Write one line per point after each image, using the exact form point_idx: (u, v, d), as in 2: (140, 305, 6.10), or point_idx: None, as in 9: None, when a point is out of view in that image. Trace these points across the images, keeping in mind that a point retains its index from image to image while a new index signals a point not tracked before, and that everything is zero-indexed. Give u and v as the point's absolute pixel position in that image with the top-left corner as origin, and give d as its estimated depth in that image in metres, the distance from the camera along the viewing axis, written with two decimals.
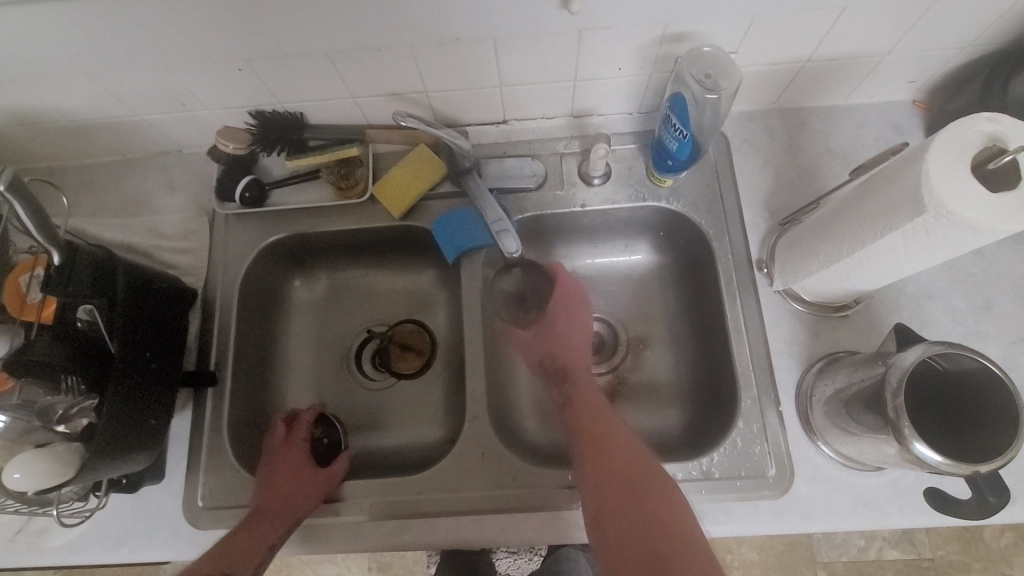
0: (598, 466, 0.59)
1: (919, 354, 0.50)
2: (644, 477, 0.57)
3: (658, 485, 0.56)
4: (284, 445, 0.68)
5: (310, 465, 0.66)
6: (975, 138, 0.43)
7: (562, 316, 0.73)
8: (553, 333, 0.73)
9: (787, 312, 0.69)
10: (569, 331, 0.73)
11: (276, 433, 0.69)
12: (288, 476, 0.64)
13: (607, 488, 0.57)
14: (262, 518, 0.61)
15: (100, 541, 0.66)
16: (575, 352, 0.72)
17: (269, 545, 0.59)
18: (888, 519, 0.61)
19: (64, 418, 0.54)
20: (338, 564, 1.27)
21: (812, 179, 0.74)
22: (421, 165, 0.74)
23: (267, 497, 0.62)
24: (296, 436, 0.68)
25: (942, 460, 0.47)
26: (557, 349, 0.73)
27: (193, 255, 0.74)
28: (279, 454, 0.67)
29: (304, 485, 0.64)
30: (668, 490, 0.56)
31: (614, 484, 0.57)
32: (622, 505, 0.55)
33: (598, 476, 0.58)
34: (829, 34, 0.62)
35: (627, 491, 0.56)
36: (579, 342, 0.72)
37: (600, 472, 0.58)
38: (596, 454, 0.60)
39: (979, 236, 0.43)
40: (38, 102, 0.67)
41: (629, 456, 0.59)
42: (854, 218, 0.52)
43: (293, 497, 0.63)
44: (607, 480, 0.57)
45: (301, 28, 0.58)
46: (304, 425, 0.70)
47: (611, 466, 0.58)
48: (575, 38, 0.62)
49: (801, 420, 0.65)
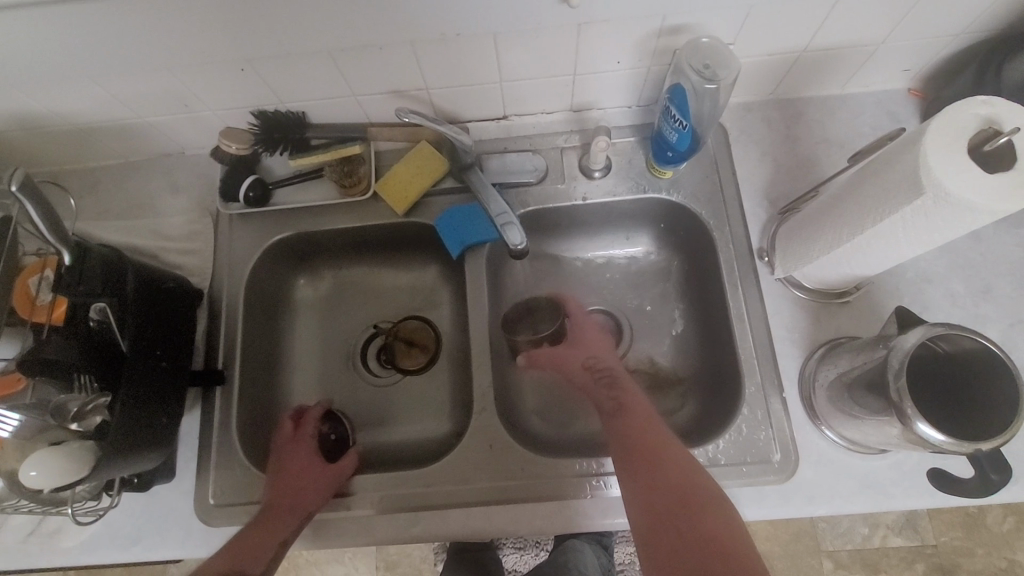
0: (648, 481, 0.55)
1: (920, 336, 0.51)
2: (696, 493, 0.54)
3: (709, 500, 0.53)
4: (294, 439, 0.68)
5: (319, 459, 0.67)
6: (971, 121, 0.44)
7: (587, 326, 0.73)
8: (584, 339, 0.72)
9: (789, 299, 0.70)
10: (594, 337, 0.72)
11: (284, 429, 0.69)
12: (297, 471, 0.65)
13: (660, 505, 0.53)
14: (274, 514, 0.61)
15: (113, 540, 0.66)
16: (608, 355, 0.70)
17: (281, 541, 0.60)
18: (892, 500, 0.62)
19: (77, 417, 0.53)
20: (346, 564, 1.27)
21: (809, 168, 0.75)
22: (423, 162, 0.75)
23: (277, 494, 0.62)
24: (304, 432, 0.69)
25: (944, 439, 0.48)
26: (594, 350, 0.70)
27: (199, 256, 0.75)
28: (289, 448, 0.67)
29: (315, 478, 0.65)
30: (719, 501, 0.53)
31: (667, 501, 0.53)
32: (675, 521, 0.52)
33: (648, 490, 0.54)
34: (824, 24, 0.63)
35: (678, 508, 0.53)
36: (607, 346, 0.71)
37: (649, 487, 0.55)
38: (644, 467, 0.56)
39: (975, 216, 0.44)
40: (44, 106, 0.68)
41: (681, 469, 0.55)
42: (854, 203, 0.53)
43: (304, 490, 0.63)
44: (657, 492, 0.54)
45: (305, 27, 0.59)
46: (312, 421, 0.70)
47: (662, 482, 0.55)
48: (574, 32, 0.62)
49: (803, 405, 0.66)
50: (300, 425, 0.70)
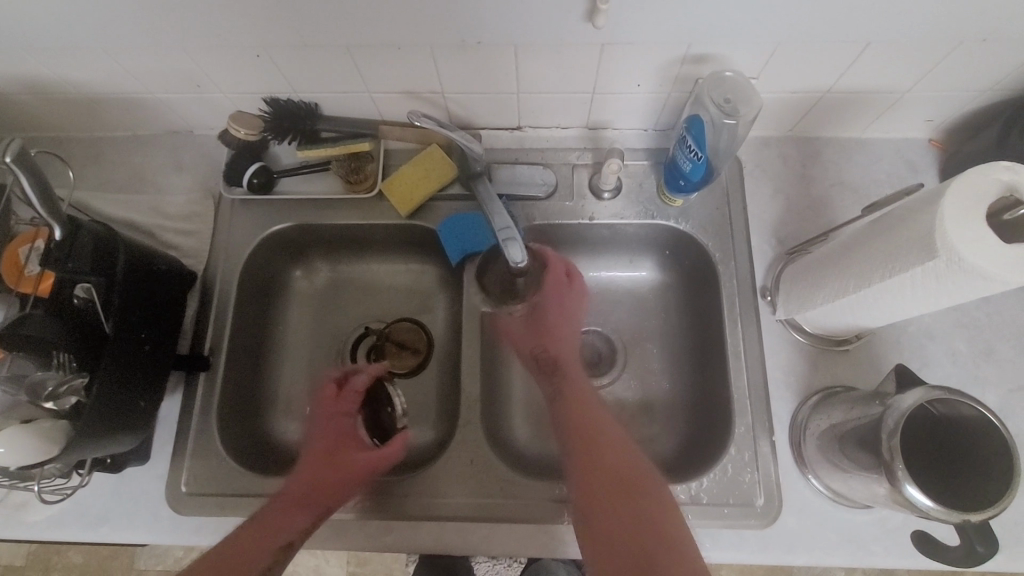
0: (588, 465, 0.60)
1: (918, 397, 0.50)
2: (632, 478, 0.58)
3: (645, 484, 0.58)
4: (333, 409, 0.68)
5: (352, 447, 0.66)
6: (993, 186, 0.43)
7: (555, 306, 0.72)
8: (544, 324, 0.72)
9: (788, 341, 0.69)
10: (559, 323, 0.72)
11: (326, 394, 0.69)
12: (324, 454, 0.65)
13: (597, 488, 0.58)
14: (289, 506, 0.60)
15: (80, 519, 0.65)
16: (562, 343, 0.72)
17: (286, 543, 0.58)
18: (873, 558, 0.61)
19: (52, 396, 0.53)
20: (317, 557, 1.26)
21: (821, 210, 0.74)
22: (432, 165, 0.74)
23: (300, 483, 0.62)
24: (339, 408, 0.68)
25: (932, 505, 0.47)
26: (547, 340, 0.72)
27: (196, 237, 0.74)
28: (324, 420, 0.68)
29: (342, 471, 0.64)
30: (659, 491, 0.57)
31: (603, 484, 0.58)
32: (609, 501, 0.57)
33: (584, 471, 0.60)
34: (852, 67, 0.62)
35: (621, 493, 0.57)
36: (568, 333, 0.72)
37: (586, 469, 0.60)
38: (581, 450, 0.61)
39: (986, 285, 0.43)
40: (53, 72, 0.67)
41: (616, 453, 0.60)
42: (863, 255, 0.52)
43: (329, 484, 0.63)
44: (597, 477, 0.59)
45: (323, 18, 0.58)
46: (354, 394, 0.69)
47: (601, 466, 0.59)
48: (597, 51, 0.61)
49: (793, 452, 0.65)
50: (340, 395, 0.69)
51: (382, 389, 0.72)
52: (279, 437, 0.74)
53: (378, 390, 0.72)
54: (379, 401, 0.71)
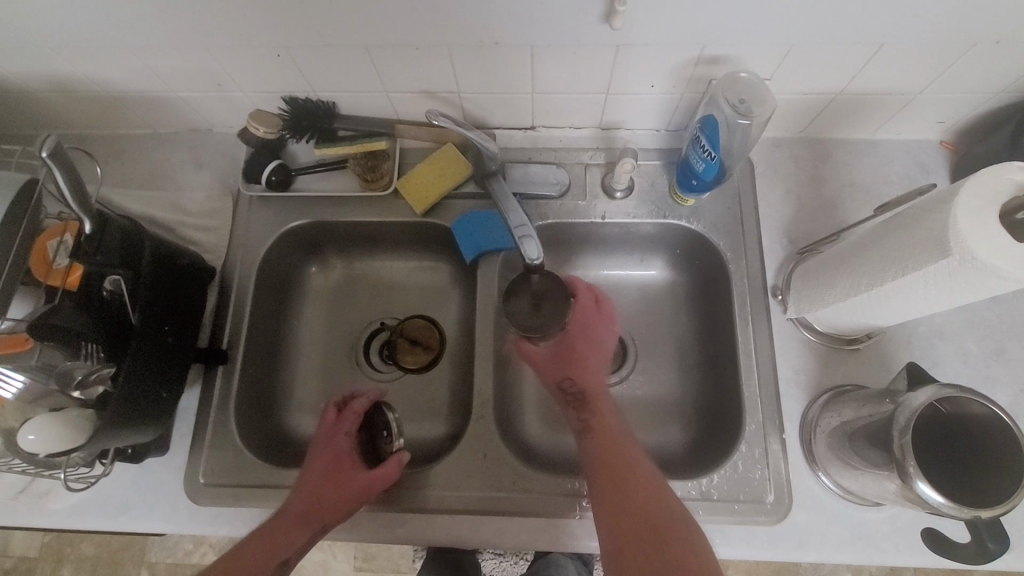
0: (613, 494, 0.56)
1: (930, 395, 0.50)
2: (662, 513, 0.54)
3: (673, 515, 0.54)
4: (332, 430, 0.65)
5: (351, 468, 0.63)
6: (1006, 185, 0.43)
7: (582, 335, 0.68)
8: (573, 354, 0.68)
9: (798, 340, 0.70)
10: (586, 350, 0.68)
11: (326, 416, 0.66)
12: (324, 475, 0.61)
13: (625, 524, 0.54)
14: (290, 524, 0.59)
15: (99, 508, 0.67)
16: (592, 375, 0.66)
17: (282, 560, 0.57)
18: (883, 555, 0.61)
19: (81, 385, 0.56)
20: (325, 552, 1.27)
21: (832, 211, 0.74)
22: (447, 164, 0.75)
23: (300, 501, 0.60)
24: (340, 427, 0.65)
25: (943, 502, 0.47)
26: (574, 370, 0.67)
27: (215, 233, 0.75)
28: (322, 442, 0.64)
29: (341, 488, 0.61)
30: (679, 514, 0.55)
31: (630, 515, 0.54)
32: (637, 541, 0.53)
33: (614, 510, 0.55)
34: (863, 69, 0.63)
35: (650, 530, 0.53)
36: (596, 362, 0.67)
37: (615, 506, 0.55)
38: (612, 485, 0.57)
39: (1001, 283, 0.43)
40: (80, 70, 0.69)
41: (648, 487, 0.56)
42: (875, 254, 0.53)
43: (327, 504, 0.60)
44: (626, 513, 0.55)
45: (345, 19, 0.59)
46: (354, 415, 0.66)
47: (627, 499, 0.55)
48: (612, 53, 0.62)
49: (802, 449, 0.65)
50: (342, 415, 0.66)
51: (380, 415, 0.69)
52: (294, 430, 0.75)
53: (375, 416, 0.69)
54: (375, 427, 0.68)
